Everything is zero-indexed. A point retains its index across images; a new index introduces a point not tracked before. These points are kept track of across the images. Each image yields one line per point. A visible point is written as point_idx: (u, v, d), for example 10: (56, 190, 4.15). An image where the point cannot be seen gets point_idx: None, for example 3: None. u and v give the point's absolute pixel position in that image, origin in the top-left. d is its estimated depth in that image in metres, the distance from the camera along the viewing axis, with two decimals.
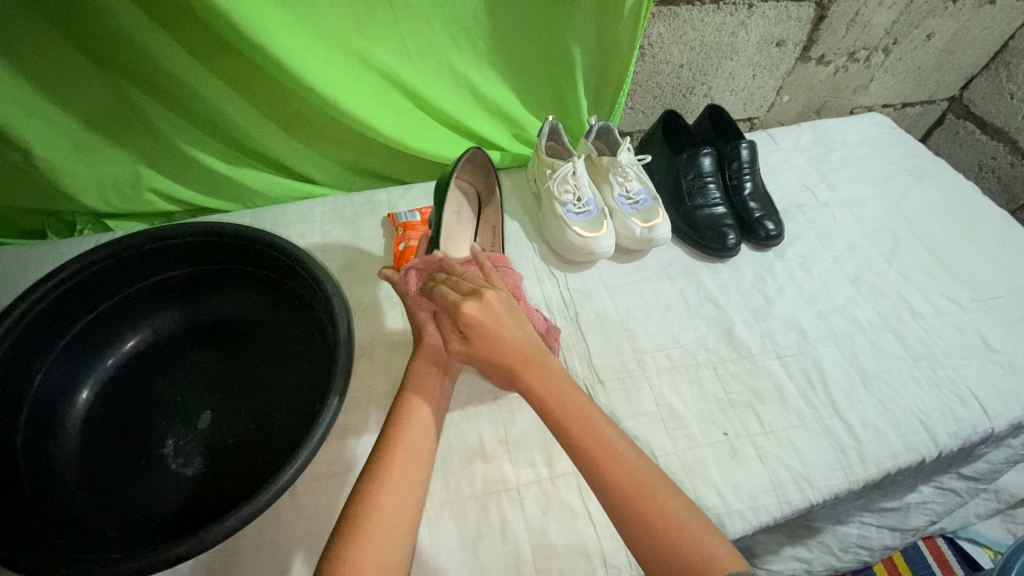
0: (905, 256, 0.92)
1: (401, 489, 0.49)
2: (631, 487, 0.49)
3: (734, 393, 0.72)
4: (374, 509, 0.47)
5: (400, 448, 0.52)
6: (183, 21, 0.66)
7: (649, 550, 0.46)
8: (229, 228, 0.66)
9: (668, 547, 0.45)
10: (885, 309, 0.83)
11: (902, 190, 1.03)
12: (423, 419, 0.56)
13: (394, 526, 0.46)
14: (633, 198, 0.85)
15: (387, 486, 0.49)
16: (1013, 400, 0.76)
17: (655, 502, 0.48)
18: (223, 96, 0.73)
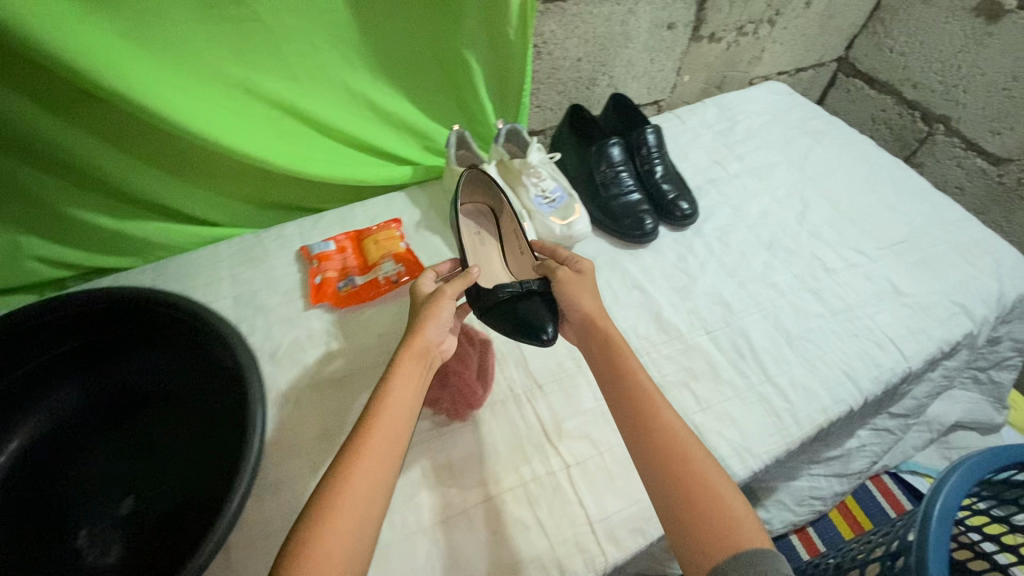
0: (814, 216, 0.96)
1: (371, 481, 0.48)
2: (683, 461, 0.52)
3: (669, 375, 0.73)
4: (341, 500, 0.46)
5: (383, 426, 0.52)
6: (33, 74, 0.60)
7: (685, 514, 0.49)
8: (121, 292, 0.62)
9: (702, 512, 0.49)
10: (801, 270, 0.86)
11: (804, 153, 1.08)
12: (405, 404, 0.54)
13: (356, 518, 0.46)
14: (549, 197, 0.85)
15: (357, 477, 0.48)
16: (923, 337, 0.81)
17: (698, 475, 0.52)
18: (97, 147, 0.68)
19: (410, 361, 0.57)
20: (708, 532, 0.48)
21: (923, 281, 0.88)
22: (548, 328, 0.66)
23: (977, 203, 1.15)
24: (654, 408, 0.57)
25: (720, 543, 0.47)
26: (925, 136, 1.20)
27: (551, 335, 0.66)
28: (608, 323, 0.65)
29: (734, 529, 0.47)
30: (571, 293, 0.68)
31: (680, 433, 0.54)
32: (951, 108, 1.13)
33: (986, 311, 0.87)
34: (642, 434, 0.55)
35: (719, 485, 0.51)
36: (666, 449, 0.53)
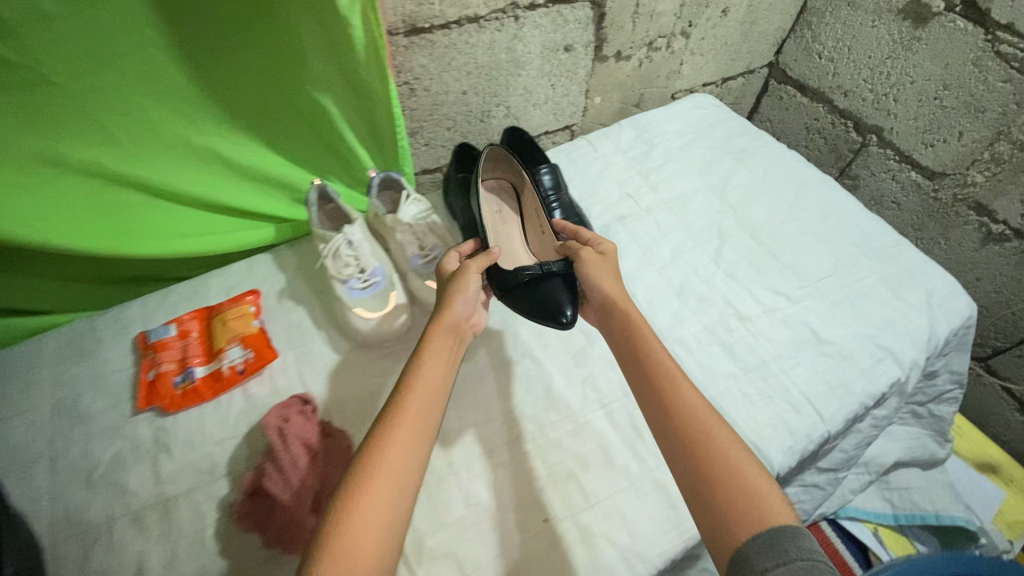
0: (731, 254, 0.88)
1: (398, 458, 0.49)
2: (706, 439, 0.53)
3: (555, 465, 0.64)
4: (375, 472, 0.48)
5: (412, 401, 0.54)
6: None
7: (706, 491, 0.50)
8: None
9: (726, 493, 0.49)
10: (711, 321, 0.79)
11: (725, 178, 1.00)
12: (433, 382, 0.56)
13: (388, 495, 0.47)
14: (428, 256, 0.76)
15: (387, 455, 0.49)
16: (843, 392, 0.74)
17: (720, 452, 0.52)
18: None
19: (440, 341, 0.60)
20: (732, 504, 0.48)
21: (845, 324, 0.81)
22: (567, 312, 0.71)
23: (914, 218, 1.07)
24: (675, 390, 0.57)
25: (749, 526, 0.47)
26: (859, 146, 1.12)
27: (569, 318, 0.71)
28: (630, 305, 0.66)
29: (764, 511, 0.47)
30: (594, 275, 0.69)
31: (706, 413, 0.55)
32: (883, 118, 1.05)
33: (915, 352, 0.80)
34: (665, 416, 0.56)
35: (748, 464, 0.51)
36: (692, 427, 0.54)
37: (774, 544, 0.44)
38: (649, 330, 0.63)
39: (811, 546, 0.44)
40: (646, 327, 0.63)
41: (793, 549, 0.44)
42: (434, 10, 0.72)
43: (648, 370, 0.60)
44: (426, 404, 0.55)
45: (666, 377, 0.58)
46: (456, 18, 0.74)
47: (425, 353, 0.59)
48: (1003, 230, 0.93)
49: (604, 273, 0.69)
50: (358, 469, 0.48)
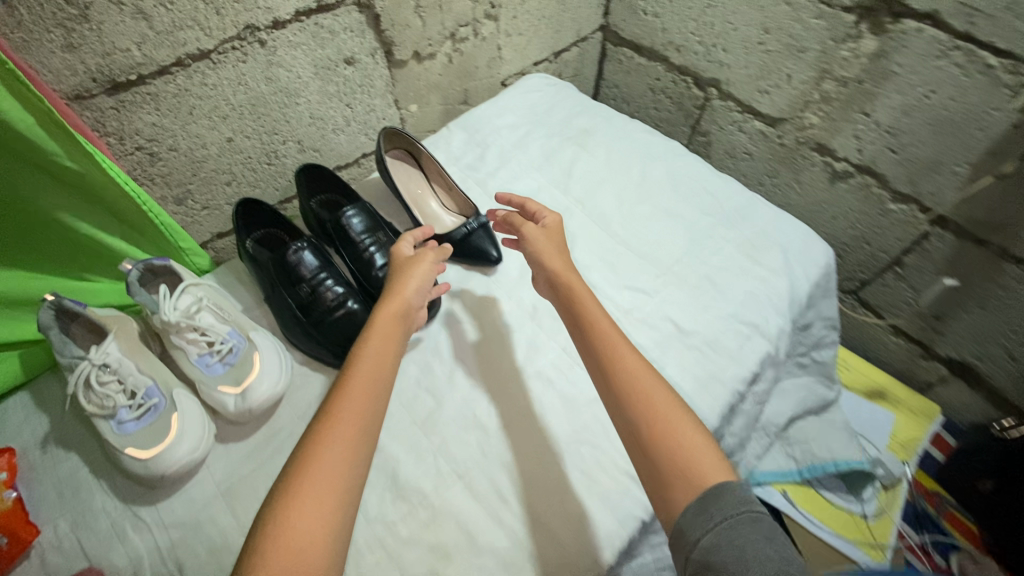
0: (582, 255, 0.82)
1: (343, 464, 0.47)
2: (647, 401, 0.53)
3: (411, 568, 0.55)
4: (311, 481, 0.45)
5: (345, 401, 0.51)
6: None
7: (650, 443, 0.51)
8: None
9: (667, 454, 0.50)
10: (570, 339, 0.71)
11: (568, 169, 0.93)
12: (388, 363, 0.55)
13: (334, 488, 0.45)
14: (218, 353, 0.62)
15: (327, 456, 0.47)
16: (715, 385, 0.70)
17: (659, 412, 0.53)
18: None
19: (385, 328, 0.57)
20: (669, 463, 0.50)
21: (707, 304, 0.76)
22: (494, 252, 0.78)
23: (766, 166, 1.04)
24: (609, 343, 0.58)
25: (685, 489, 0.48)
26: (703, 102, 1.07)
27: (497, 253, 0.78)
28: (575, 280, 0.65)
29: (699, 472, 0.49)
30: (541, 252, 0.69)
31: (635, 366, 0.56)
32: (717, 70, 1.00)
33: (780, 320, 0.77)
34: (606, 366, 0.57)
35: (684, 422, 0.52)
36: (640, 377, 0.55)
37: (712, 503, 0.46)
38: (591, 299, 0.63)
39: (754, 499, 0.47)
40: (591, 294, 0.63)
41: (738, 508, 0.45)
42: (133, 57, 0.56)
43: (588, 330, 0.60)
44: (376, 381, 0.53)
45: (599, 323, 0.60)
46: (172, 58, 0.59)
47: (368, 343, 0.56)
48: (846, 168, 0.92)
49: (547, 244, 0.69)
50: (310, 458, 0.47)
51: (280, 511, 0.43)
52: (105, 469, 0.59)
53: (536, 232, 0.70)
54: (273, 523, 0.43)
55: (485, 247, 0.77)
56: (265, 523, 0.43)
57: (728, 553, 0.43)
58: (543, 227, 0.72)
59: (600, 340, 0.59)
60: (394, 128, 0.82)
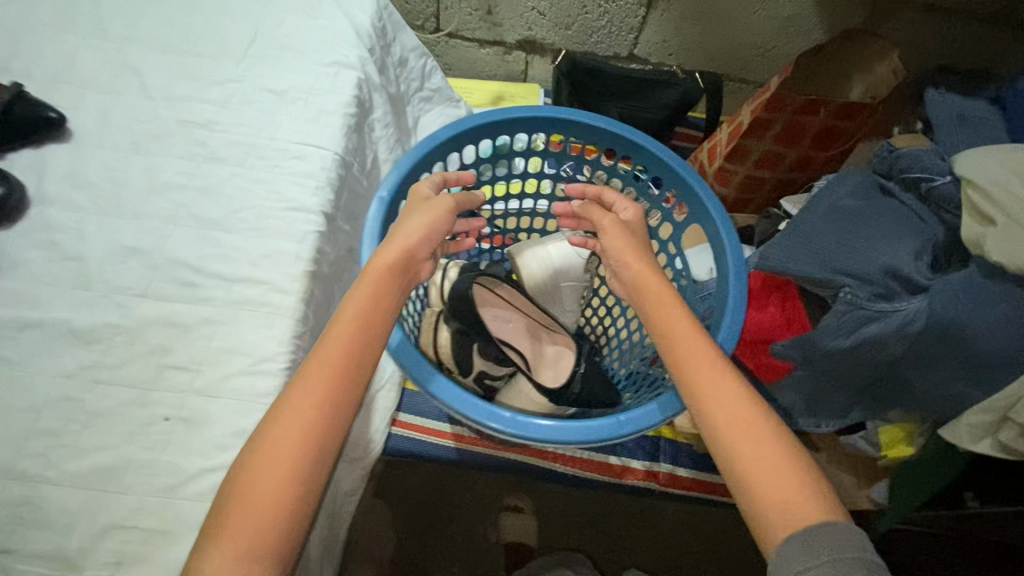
0: (154, 78, 0.79)
1: (285, 483, 0.44)
2: (733, 400, 0.51)
3: (138, 375, 0.59)
4: (257, 485, 0.43)
5: (297, 415, 0.46)
6: None
7: (713, 422, 0.51)
8: None
9: (743, 437, 0.49)
10: (180, 148, 0.73)
11: (91, 12, 0.84)
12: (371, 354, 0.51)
13: (281, 485, 0.43)
14: None
15: (273, 466, 0.44)
16: (327, 116, 0.80)
17: (732, 390, 0.51)
18: None
19: (338, 331, 0.50)
20: (735, 445, 0.49)
21: (291, 66, 0.84)
22: (51, 113, 0.71)
23: None
24: (660, 302, 0.58)
25: (766, 504, 0.47)
26: None
27: (54, 113, 0.71)
28: (649, 275, 0.60)
29: (794, 503, 0.46)
30: (616, 248, 0.63)
31: (701, 345, 0.54)
32: None
33: (356, 50, 0.88)
34: (669, 328, 0.56)
35: (764, 424, 0.50)
36: (728, 394, 0.51)
37: (808, 541, 0.43)
38: (625, 241, 0.63)
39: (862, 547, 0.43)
40: (666, 286, 0.59)
41: (843, 553, 0.42)
42: None
43: (648, 313, 0.58)
44: (345, 371, 0.49)
45: (662, 299, 0.58)
46: None
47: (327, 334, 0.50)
48: None
49: (621, 245, 0.62)
50: (264, 440, 0.45)
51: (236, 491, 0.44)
52: None
53: (614, 226, 0.63)
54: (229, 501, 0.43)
55: (34, 113, 0.70)
56: (227, 491, 0.44)
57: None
58: (623, 219, 0.65)
59: (656, 310, 0.58)
60: None
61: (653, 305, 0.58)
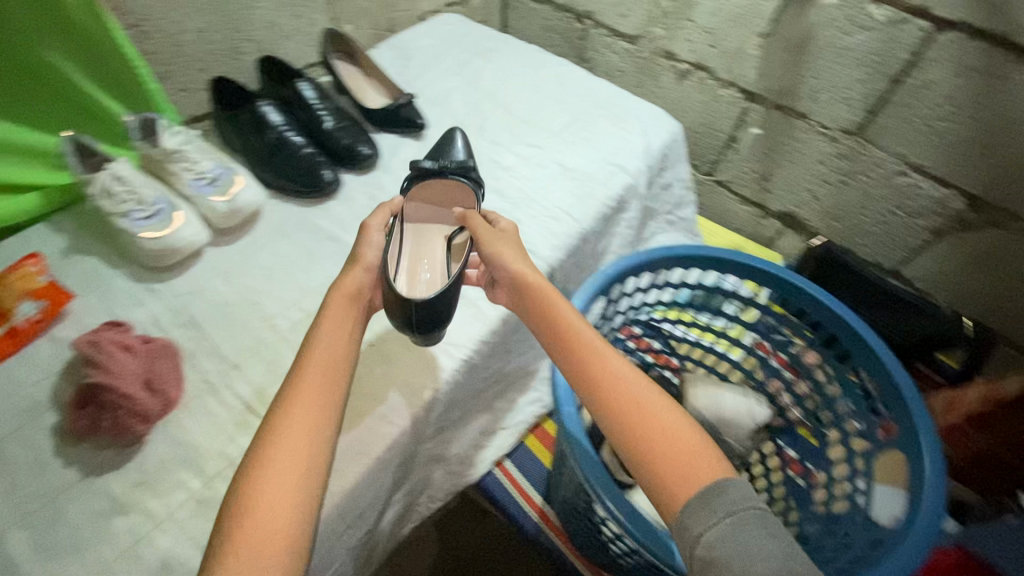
0: (490, 125, 1.05)
1: (281, 498, 0.48)
2: (621, 397, 0.56)
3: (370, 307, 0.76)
4: (255, 500, 0.48)
5: (279, 441, 0.51)
6: None
7: (620, 420, 0.55)
8: None
9: (644, 429, 0.54)
10: (481, 175, 0.95)
11: (476, 72, 1.16)
12: (336, 373, 0.56)
13: (287, 501, 0.48)
14: (208, 177, 0.79)
15: (270, 485, 0.49)
16: (590, 199, 0.94)
17: (627, 393, 0.57)
18: None
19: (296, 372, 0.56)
20: (644, 434, 0.54)
21: (584, 154, 1.01)
22: (420, 120, 0.99)
23: (635, 78, 1.33)
24: (566, 321, 0.62)
25: (670, 477, 0.51)
26: (582, 32, 1.36)
27: (422, 121, 1.00)
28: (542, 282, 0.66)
29: (697, 471, 0.51)
30: (495, 249, 0.69)
31: (593, 346, 0.60)
32: (589, 4, 1.29)
33: (638, 164, 1.04)
34: (574, 351, 0.60)
35: (660, 406, 0.56)
36: (623, 381, 0.58)
37: (699, 511, 0.48)
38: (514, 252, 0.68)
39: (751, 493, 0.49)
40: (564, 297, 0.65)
41: (744, 507, 0.48)
42: None
43: (552, 324, 0.62)
44: (325, 392, 0.55)
45: (564, 314, 0.63)
46: None
47: (309, 352, 0.57)
48: (686, 67, 1.21)
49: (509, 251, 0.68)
50: (256, 472, 0.49)
51: (239, 519, 0.47)
52: (122, 264, 0.76)
53: (491, 237, 0.70)
54: (229, 538, 0.46)
55: (412, 117, 0.99)
56: (233, 512, 0.48)
57: (727, 548, 0.46)
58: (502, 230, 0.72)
59: (564, 329, 0.62)
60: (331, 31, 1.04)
61: (552, 323, 0.63)
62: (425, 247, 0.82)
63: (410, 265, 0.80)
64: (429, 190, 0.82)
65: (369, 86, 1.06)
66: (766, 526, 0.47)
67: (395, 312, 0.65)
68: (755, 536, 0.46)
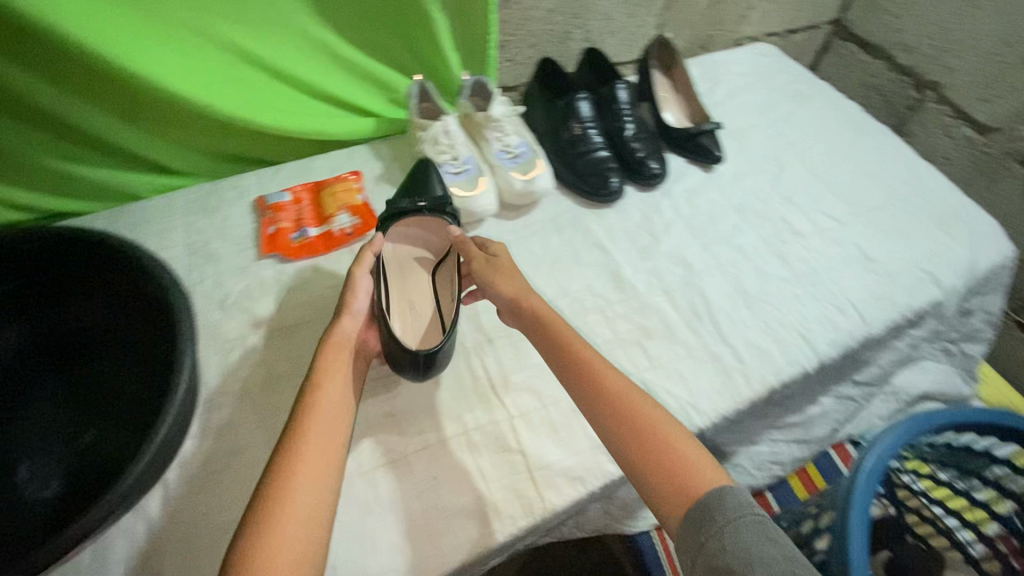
0: (788, 179, 0.93)
1: (298, 534, 0.43)
2: (643, 428, 0.50)
3: (622, 333, 0.72)
4: (275, 537, 0.42)
5: (298, 478, 0.46)
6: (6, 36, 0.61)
7: (645, 465, 0.49)
8: (41, 234, 0.61)
9: (667, 469, 0.48)
10: (767, 232, 0.85)
11: (784, 115, 1.04)
12: (339, 420, 0.52)
13: (302, 540, 0.43)
14: (512, 152, 0.82)
15: (287, 520, 0.43)
16: (887, 303, 0.80)
17: (649, 426, 0.51)
18: (83, 115, 0.70)
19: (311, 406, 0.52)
20: (669, 477, 0.48)
21: (891, 247, 0.86)
22: (718, 152, 0.92)
23: (964, 173, 1.11)
24: (596, 369, 0.55)
25: (678, 490, 0.47)
26: (915, 102, 1.16)
27: (720, 154, 0.92)
28: (555, 317, 0.60)
29: (698, 476, 0.48)
30: (491, 275, 0.64)
31: (614, 381, 0.54)
32: (943, 74, 1.09)
33: (955, 280, 0.85)
34: (601, 403, 0.53)
35: (682, 437, 0.50)
36: (652, 427, 0.51)
37: (699, 523, 0.44)
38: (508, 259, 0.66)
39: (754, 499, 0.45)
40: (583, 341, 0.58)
41: (735, 512, 0.44)
42: None
43: (586, 375, 0.55)
44: (328, 438, 0.50)
45: (586, 356, 0.56)
46: None
47: (319, 395, 0.53)
48: None
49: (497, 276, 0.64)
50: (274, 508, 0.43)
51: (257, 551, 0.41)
52: None
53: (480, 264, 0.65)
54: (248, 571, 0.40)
55: (711, 146, 0.92)
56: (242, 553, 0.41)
57: (733, 551, 0.42)
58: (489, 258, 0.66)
59: (595, 376, 0.54)
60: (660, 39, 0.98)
61: (566, 363, 0.56)
62: (414, 296, 0.72)
63: (400, 311, 0.71)
64: (405, 230, 0.73)
65: (675, 100, 1.01)
66: (761, 525, 0.44)
67: (400, 362, 0.60)
68: (754, 537, 0.42)
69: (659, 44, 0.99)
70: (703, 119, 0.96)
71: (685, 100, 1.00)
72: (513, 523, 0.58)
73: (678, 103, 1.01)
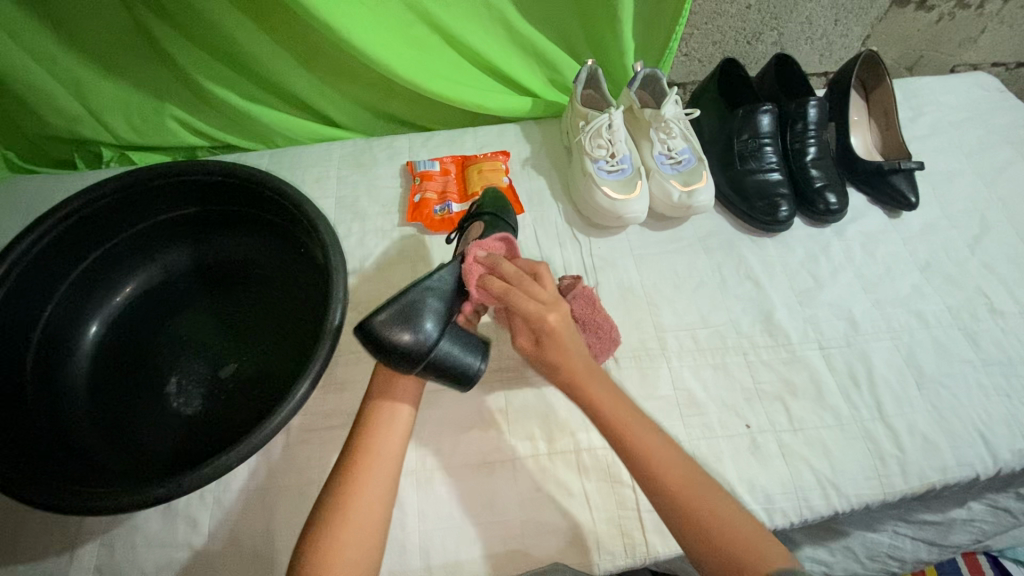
0: (993, 242, 0.78)
1: (365, 520, 0.47)
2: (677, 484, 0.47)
3: (763, 383, 0.65)
4: (342, 525, 0.46)
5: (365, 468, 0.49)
6: None
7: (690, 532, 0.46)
8: (223, 166, 0.63)
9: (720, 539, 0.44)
10: (956, 302, 0.72)
11: (1002, 164, 0.87)
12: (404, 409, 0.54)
13: (368, 527, 0.47)
14: (675, 157, 0.75)
15: (356, 509, 0.47)
16: None
17: (686, 488, 0.47)
18: (272, 57, 0.73)
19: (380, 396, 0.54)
20: (720, 541, 0.44)
21: None
22: (913, 196, 0.79)
23: None
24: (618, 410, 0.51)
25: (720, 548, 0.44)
26: None
27: (915, 198, 0.79)
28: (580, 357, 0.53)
29: (741, 537, 0.44)
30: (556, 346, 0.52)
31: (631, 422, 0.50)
32: None
33: None
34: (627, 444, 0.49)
35: (715, 495, 0.47)
36: (690, 487, 0.47)
37: None
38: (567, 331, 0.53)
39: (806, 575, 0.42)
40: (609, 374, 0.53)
41: None
42: None
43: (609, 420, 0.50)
44: (395, 429, 0.52)
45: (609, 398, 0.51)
46: None
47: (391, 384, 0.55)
48: None
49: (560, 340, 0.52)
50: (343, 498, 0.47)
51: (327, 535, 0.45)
52: (563, 198, 0.79)
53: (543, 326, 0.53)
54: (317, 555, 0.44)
55: (906, 189, 0.79)
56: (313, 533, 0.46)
57: None
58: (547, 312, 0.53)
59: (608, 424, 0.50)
60: (875, 52, 0.83)
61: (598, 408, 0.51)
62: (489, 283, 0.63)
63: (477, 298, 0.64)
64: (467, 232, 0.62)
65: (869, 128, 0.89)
66: None
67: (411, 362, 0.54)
68: None
69: (867, 58, 0.85)
70: (898, 155, 0.83)
71: (879, 129, 0.88)
72: (611, 560, 0.55)
73: (870, 130, 0.89)
